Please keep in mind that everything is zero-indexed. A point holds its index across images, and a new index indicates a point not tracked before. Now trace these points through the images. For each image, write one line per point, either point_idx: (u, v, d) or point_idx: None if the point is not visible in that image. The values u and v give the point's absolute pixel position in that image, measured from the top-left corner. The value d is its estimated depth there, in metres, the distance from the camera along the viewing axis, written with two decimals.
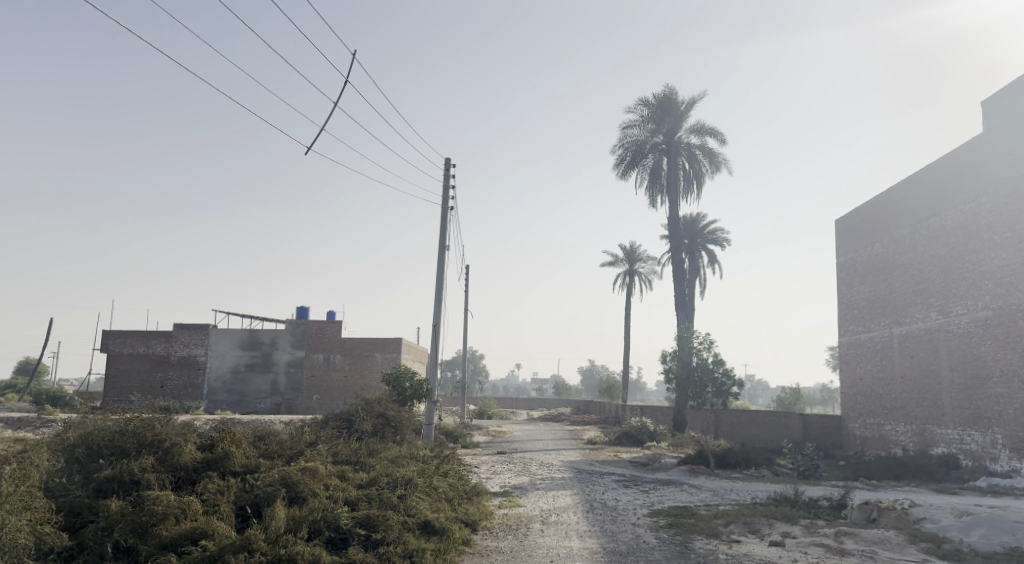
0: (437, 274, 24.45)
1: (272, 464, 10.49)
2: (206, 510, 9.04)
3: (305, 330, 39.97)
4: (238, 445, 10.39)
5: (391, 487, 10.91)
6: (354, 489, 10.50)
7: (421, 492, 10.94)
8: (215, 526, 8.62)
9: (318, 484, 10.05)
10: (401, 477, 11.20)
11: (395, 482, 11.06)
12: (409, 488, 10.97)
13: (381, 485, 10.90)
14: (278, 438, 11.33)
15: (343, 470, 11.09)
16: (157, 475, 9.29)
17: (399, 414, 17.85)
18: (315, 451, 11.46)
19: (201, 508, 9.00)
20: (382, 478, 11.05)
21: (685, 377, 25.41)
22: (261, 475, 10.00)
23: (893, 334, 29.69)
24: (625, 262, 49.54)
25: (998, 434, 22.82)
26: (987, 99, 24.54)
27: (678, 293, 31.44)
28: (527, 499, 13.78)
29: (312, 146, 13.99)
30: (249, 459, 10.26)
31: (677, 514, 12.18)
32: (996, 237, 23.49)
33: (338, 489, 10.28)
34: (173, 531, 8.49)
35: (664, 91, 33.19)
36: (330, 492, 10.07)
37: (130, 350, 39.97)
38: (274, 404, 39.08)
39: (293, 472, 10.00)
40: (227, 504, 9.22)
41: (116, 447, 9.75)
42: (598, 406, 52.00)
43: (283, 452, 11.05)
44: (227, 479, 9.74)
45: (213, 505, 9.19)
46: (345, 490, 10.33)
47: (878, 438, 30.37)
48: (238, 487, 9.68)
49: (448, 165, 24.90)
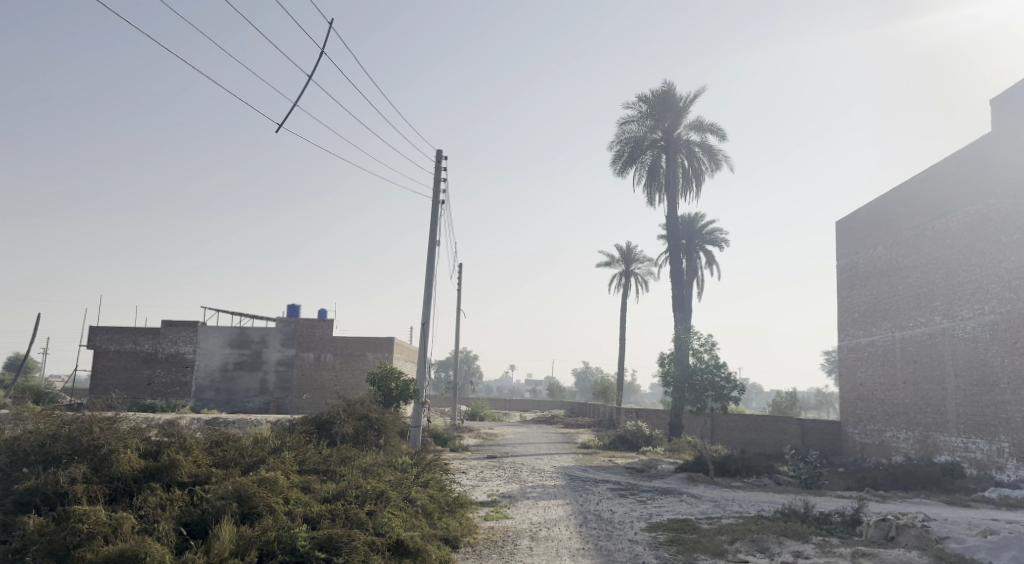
0: (427, 270, 23.61)
1: (226, 474, 9.65)
2: (142, 528, 8.24)
3: (295, 328, 39.05)
4: (187, 452, 9.62)
5: (359, 502, 10.06)
6: (318, 504, 9.65)
7: (394, 507, 10.09)
8: (147, 548, 7.74)
9: (275, 499, 9.22)
10: (371, 490, 10.38)
11: (364, 496, 10.21)
12: (381, 503, 10.14)
13: (348, 499, 10.06)
14: (238, 444, 10.54)
15: (308, 481, 10.25)
16: (86, 486, 8.51)
17: (383, 415, 17.02)
18: (278, 459, 10.64)
19: (135, 526, 8.19)
20: (351, 491, 10.21)
21: (684, 380, 24.54)
22: (212, 486, 9.18)
23: (894, 337, 29.01)
24: (622, 262, 48.75)
25: (1005, 443, 22.05)
26: (995, 96, 23.93)
27: (676, 294, 30.67)
28: (515, 511, 12.89)
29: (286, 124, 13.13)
30: (198, 468, 9.46)
31: (678, 528, 11.31)
32: (1005, 239, 22.69)
33: (299, 503, 9.46)
34: (97, 554, 7.64)
35: (664, 86, 32.34)
36: (289, 508, 9.22)
37: (117, 347, 39.00)
38: (263, 404, 38.16)
39: (247, 485, 9.19)
40: (166, 522, 8.39)
41: (45, 454, 8.97)
42: (593, 408, 51.14)
43: (241, 459, 10.24)
44: (172, 490, 8.95)
45: (151, 523, 8.38)
46: (307, 505, 9.48)
47: (879, 445, 29.63)
48: (183, 501, 8.86)
49: (439, 156, 24.14)
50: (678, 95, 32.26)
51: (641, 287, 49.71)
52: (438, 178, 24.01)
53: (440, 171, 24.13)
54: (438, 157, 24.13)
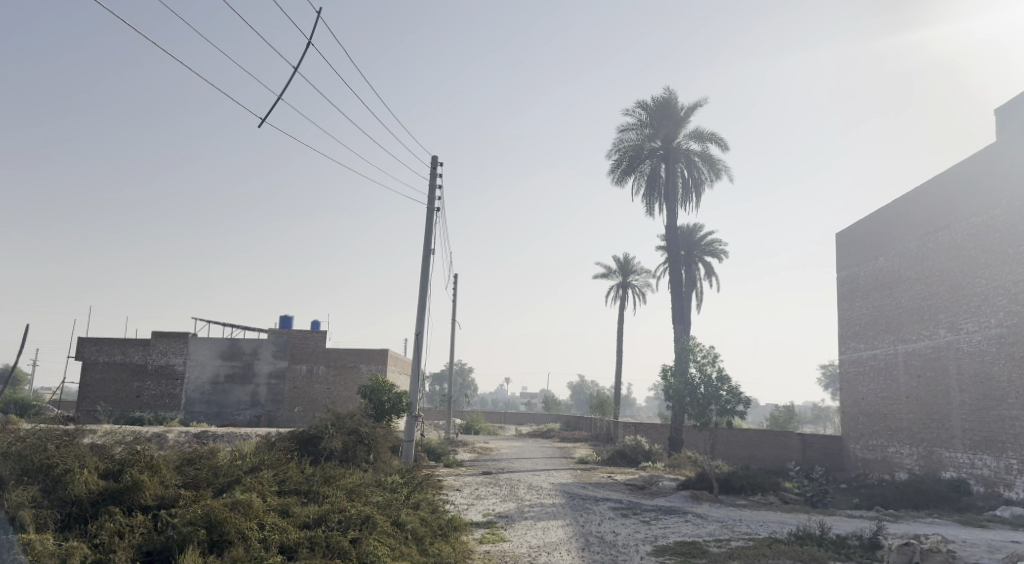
0: (422, 280, 23.04)
1: (195, 496, 9.09)
2: (97, 557, 7.66)
3: (287, 340, 38.29)
4: (153, 473, 9.14)
5: (342, 527, 9.44)
6: (297, 530, 9.03)
7: (380, 533, 9.45)
8: None
9: (250, 524, 8.62)
10: (356, 515, 9.75)
11: (349, 521, 9.58)
12: (367, 529, 9.51)
13: (331, 524, 9.44)
14: (211, 463, 10.02)
15: (287, 505, 9.66)
16: (36, 512, 7.99)
17: (374, 430, 16.41)
18: (255, 479, 10.09)
19: (89, 555, 7.63)
20: (333, 517, 9.58)
21: (684, 394, 23.94)
22: (179, 510, 8.61)
23: (897, 350, 28.46)
24: (619, 274, 48.25)
25: (1012, 459, 21.51)
26: (1000, 104, 23.58)
27: (675, 305, 30.11)
28: (512, 533, 12.23)
29: (266, 120, 12.59)
30: (164, 491, 8.95)
31: (686, 553, 10.70)
32: (1010, 250, 22.27)
33: (276, 529, 8.87)
34: None
35: (664, 95, 31.96)
36: (264, 536, 8.61)
37: (106, 358, 38.19)
38: (253, 417, 37.37)
39: (219, 508, 8.58)
40: (124, 550, 7.81)
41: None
42: (590, 423, 50.43)
43: (214, 480, 9.71)
44: (135, 515, 8.44)
45: (108, 551, 7.80)
46: (285, 531, 8.87)
47: (881, 460, 29.04)
48: (146, 528, 8.30)
49: (434, 163, 23.63)
50: (678, 104, 31.87)
51: (638, 299, 49.20)
52: (433, 185, 23.51)
53: (435, 178, 23.65)
54: (433, 164, 23.64)
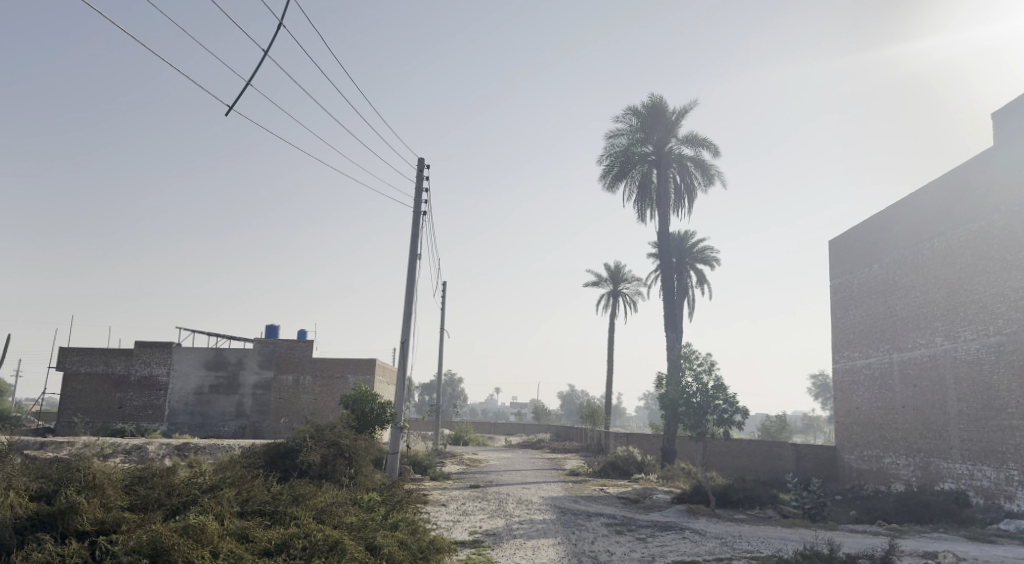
0: (408, 285, 22.42)
1: (140, 520, 9.03)
2: None
3: (273, 349, 37.43)
4: (94, 496, 9.16)
5: (307, 556, 8.88)
6: (253, 559, 8.55)
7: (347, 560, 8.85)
8: None
9: (198, 553, 8.28)
10: (324, 542, 9.19)
11: (314, 548, 9.03)
12: (333, 556, 8.94)
13: (294, 554, 8.90)
14: (164, 482, 9.99)
15: (247, 530, 9.25)
16: None
17: (354, 442, 15.70)
18: (213, 499, 9.94)
19: None
20: (297, 543, 9.08)
21: (680, 405, 23.36)
22: (119, 538, 8.50)
23: (893, 359, 28.00)
24: (609, 282, 47.72)
25: (1013, 470, 21.01)
26: (999, 109, 23.23)
27: (668, 312, 29.57)
28: (499, 553, 11.57)
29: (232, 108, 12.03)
30: (104, 515, 8.92)
31: None
32: (1008, 257, 21.92)
33: (230, 556, 8.49)
34: None
35: (654, 99, 31.52)
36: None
37: (88, 369, 37.23)
38: (238, 428, 36.48)
39: (165, 536, 8.35)
40: None
41: None
42: (581, 433, 49.80)
43: (166, 501, 9.70)
44: (69, 542, 8.40)
45: None
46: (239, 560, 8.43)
47: (877, 471, 28.53)
48: (81, 558, 8.20)
49: (422, 165, 23.10)
50: (669, 109, 31.45)
51: (628, 308, 48.68)
52: (419, 187, 22.96)
53: (422, 180, 23.11)
54: (420, 165, 23.07)
